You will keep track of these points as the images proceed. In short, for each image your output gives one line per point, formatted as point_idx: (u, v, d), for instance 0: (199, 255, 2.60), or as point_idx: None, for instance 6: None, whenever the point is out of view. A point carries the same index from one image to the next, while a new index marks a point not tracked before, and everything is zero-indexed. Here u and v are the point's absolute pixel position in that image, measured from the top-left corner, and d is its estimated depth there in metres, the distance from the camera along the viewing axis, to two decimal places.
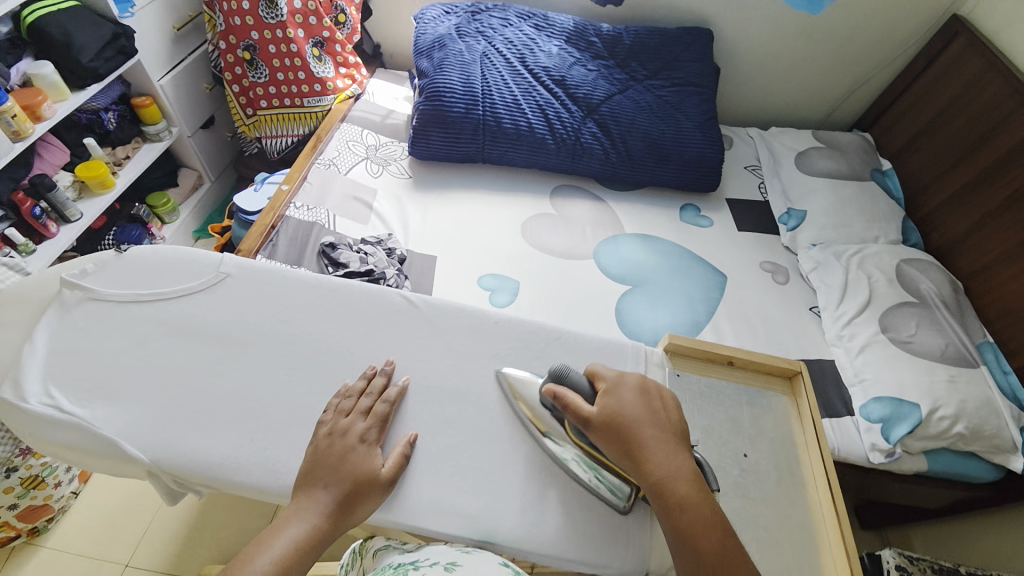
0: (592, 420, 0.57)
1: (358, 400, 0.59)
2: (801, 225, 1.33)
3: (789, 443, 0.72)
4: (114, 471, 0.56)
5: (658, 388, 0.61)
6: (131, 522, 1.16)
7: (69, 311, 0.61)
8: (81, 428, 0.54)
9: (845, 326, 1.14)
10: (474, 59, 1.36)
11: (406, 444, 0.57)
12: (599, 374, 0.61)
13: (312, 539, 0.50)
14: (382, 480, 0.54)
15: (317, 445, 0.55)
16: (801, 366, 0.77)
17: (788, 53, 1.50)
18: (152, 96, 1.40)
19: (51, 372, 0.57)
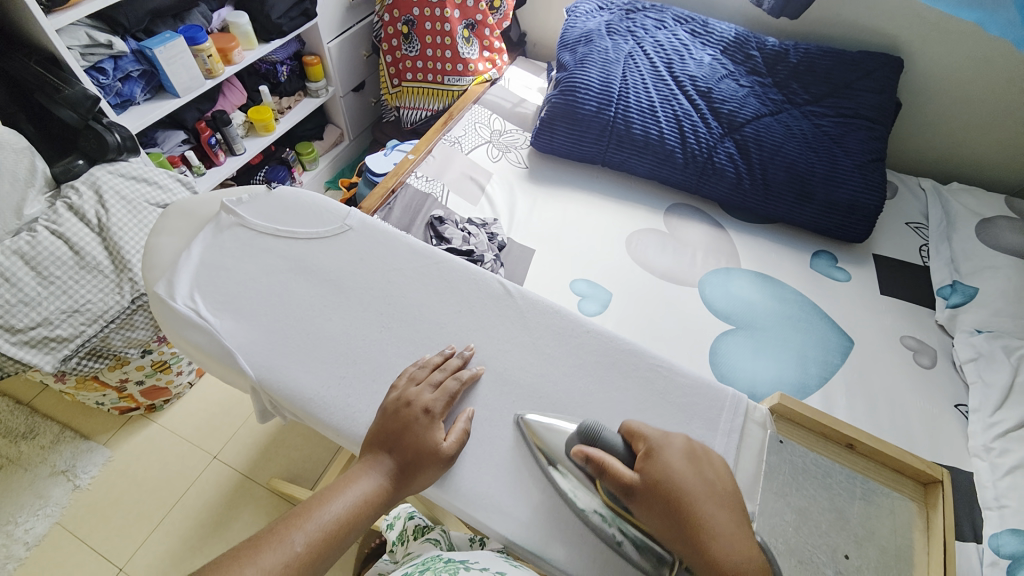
0: (634, 488, 0.49)
1: (432, 372, 0.60)
2: (966, 304, 1.11)
3: (904, 557, 0.65)
4: (225, 378, 0.63)
5: (708, 453, 0.54)
6: (227, 422, 1.33)
7: (220, 231, 0.69)
8: (211, 334, 0.61)
9: (998, 438, 0.93)
10: (617, 59, 1.31)
11: (467, 420, 0.57)
12: (636, 432, 0.54)
13: (378, 496, 0.52)
14: (444, 453, 0.54)
15: (386, 410, 0.56)
16: (945, 475, 0.67)
17: (999, 99, 1.24)
18: (320, 57, 1.56)
19: (198, 279, 0.65)
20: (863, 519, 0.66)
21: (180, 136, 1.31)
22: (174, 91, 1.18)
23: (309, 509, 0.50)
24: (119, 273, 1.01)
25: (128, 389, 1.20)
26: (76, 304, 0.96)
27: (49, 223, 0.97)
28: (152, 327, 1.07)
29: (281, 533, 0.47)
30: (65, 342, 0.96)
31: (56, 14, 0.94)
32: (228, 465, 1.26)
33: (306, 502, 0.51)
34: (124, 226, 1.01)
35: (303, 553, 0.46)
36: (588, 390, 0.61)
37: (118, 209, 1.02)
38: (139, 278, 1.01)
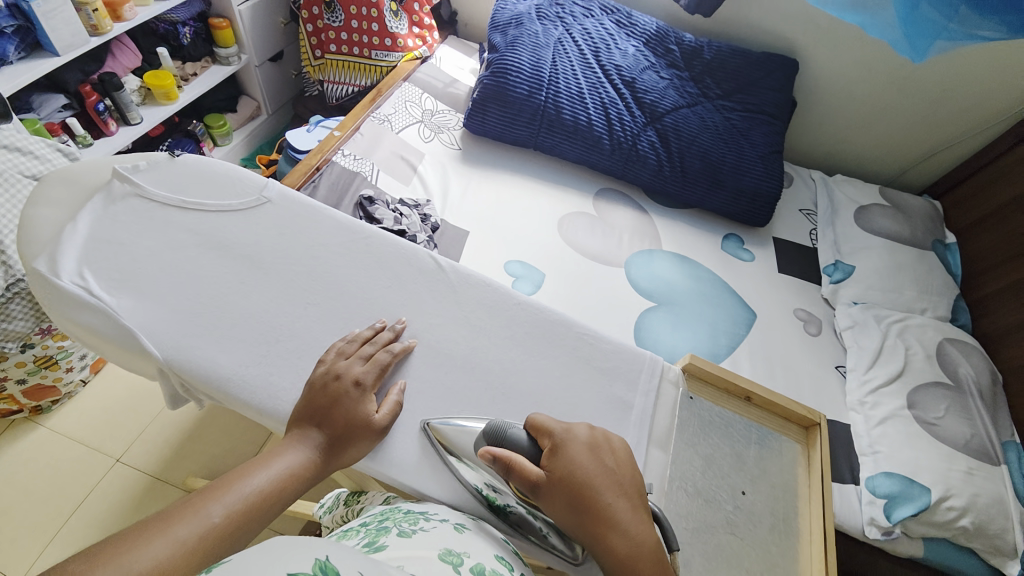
0: (540, 485, 0.50)
1: (363, 346, 0.59)
2: (846, 280, 1.28)
3: (790, 491, 0.70)
4: (126, 363, 0.57)
5: (610, 439, 0.54)
6: (131, 419, 1.20)
7: (113, 203, 0.62)
8: (107, 314, 0.55)
9: (870, 394, 1.09)
10: (547, 44, 1.33)
11: (400, 392, 0.57)
12: (542, 427, 0.53)
13: (305, 470, 0.51)
14: (376, 426, 0.54)
15: (313, 384, 0.54)
16: (821, 418, 0.73)
17: (872, 101, 1.42)
18: (229, 20, 1.43)
19: (86, 255, 0.58)
20: (757, 461, 0.70)
21: (59, 101, 1.14)
22: (53, 49, 1.04)
23: (229, 483, 0.48)
24: None
25: (6, 390, 1.07)
26: None
27: None
28: (33, 318, 0.97)
29: (196, 505, 0.45)
30: None
31: None
32: (133, 468, 1.14)
33: (226, 477, 0.49)
34: None
35: (221, 525, 0.44)
36: (520, 360, 0.63)
37: None
38: (12, 261, 0.89)
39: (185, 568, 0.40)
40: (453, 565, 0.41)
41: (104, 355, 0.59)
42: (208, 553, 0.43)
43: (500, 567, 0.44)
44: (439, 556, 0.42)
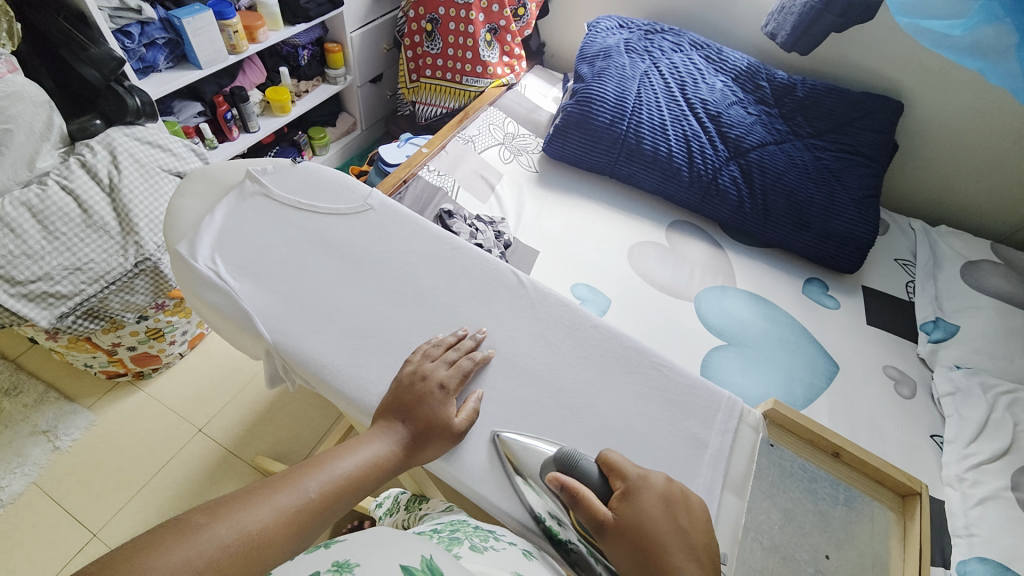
0: (607, 526, 0.49)
1: (446, 351, 0.61)
2: (948, 339, 1.15)
3: (879, 561, 0.71)
4: (241, 343, 0.64)
5: (687, 497, 0.53)
6: (215, 397, 1.32)
7: (245, 201, 0.69)
8: (230, 296, 0.61)
9: (969, 469, 0.96)
10: (634, 76, 1.34)
11: (477, 400, 0.59)
12: (615, 467, 0.53)
13: (390, 461, 0.53)
14: (455, 429, 0.56)
15: (401, 383, 0.58)
16: (924, 489, 0.70)
17: (989, 148, 1.30)
18: (341, 45, 1.59)
19: (221, 243, 0.65)
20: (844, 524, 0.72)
21: (196, 108, 1.30)
22: (197, 63, 1.18)
23: (321, 463, 0.51)
24: (125, 236, 1.01)
25: (118, 353, 1.19)
26: (79, 263, 0.96)
27: (60, 177, 0.96)
28: (152, 294, 1.09)
29: (296, 479, 0.48)
30: (63, 300, 0.96)
31: None
32: (214, 440, 1.25)
33: (318, 456, 0.52)
34: (134, 190, 1.01)
35: (316, 500, 0.47)
36: (588, 381, 0.63)
37: (131, 172, 1.02)
38: (145, 243, 1.02)
39: (285, 537, 0.43)
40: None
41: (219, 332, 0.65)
42: (304, 524, 0.45)
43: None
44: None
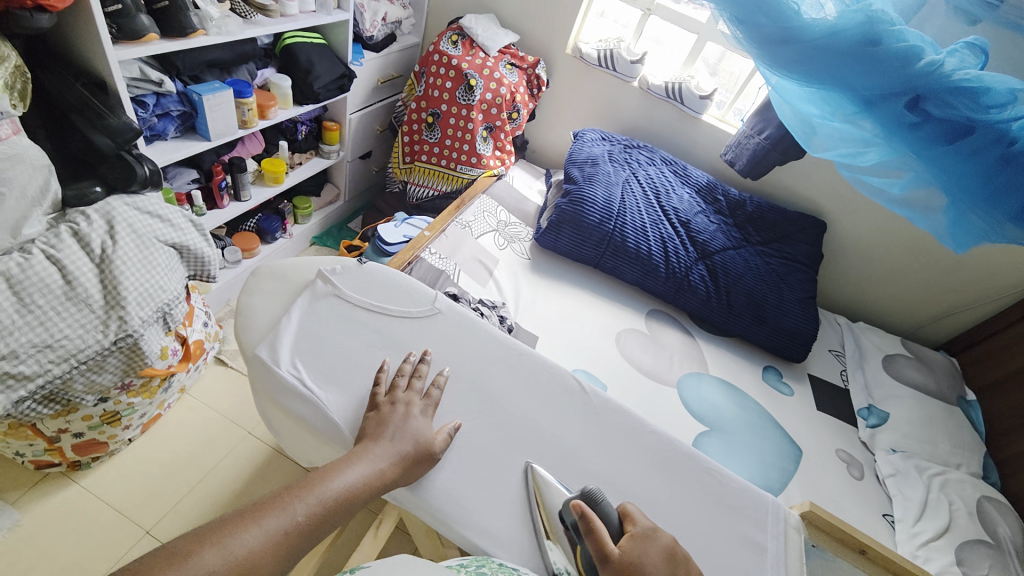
0: (610, 558, 0.56)
1: (413, 381, 0.73)
2: (882, 425, 1.34)
3: None
4: (317, 446, 0.71)
5: (688, 560, 0.60)
6: (168, 489, 1.18)
7: (317, 300, 0.80)
8: (316, 406, 0.70)
9: (920, 547, 1.09)
10: (618, 182, 1.53)
11: (453, 428, 0.71)
12: (632, 516, 0.62)
13: (376, 482, 0.60)
14: (433, 452, 0.67)
15: (382, 413, 0.67)
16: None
17: (891, 263, 1.61)
18: (339, 124, 1.64)
19: (298, 348, 0.75)
20: None
21: (191, 175, 1.29)
22: (206, 134, 1.20)
23: (310, 483, 0.56)
24: (108, 310, 0.92)
25: (61, 441, 1.07)
26: (51, 340, 0.86)
27: (47, 245, 0.88)
28: (121, 373, 1.01)
29: (286, 502, 0.53)
30: (23, 383, 0.85)
31: (121, 45, 0.96)
32: (162, 542, 1.10)
33: (309, 475, 0.58)
34: (128, 262, 0.94)
35: (302, 523, 0.53)
36: (630, 476, 0.73)
37: (126, 241, 0.95)
38: (130, 318, 0.94)
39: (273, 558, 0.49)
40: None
41: (285, 434, 0.75)
42: (294, 544, 0.51)
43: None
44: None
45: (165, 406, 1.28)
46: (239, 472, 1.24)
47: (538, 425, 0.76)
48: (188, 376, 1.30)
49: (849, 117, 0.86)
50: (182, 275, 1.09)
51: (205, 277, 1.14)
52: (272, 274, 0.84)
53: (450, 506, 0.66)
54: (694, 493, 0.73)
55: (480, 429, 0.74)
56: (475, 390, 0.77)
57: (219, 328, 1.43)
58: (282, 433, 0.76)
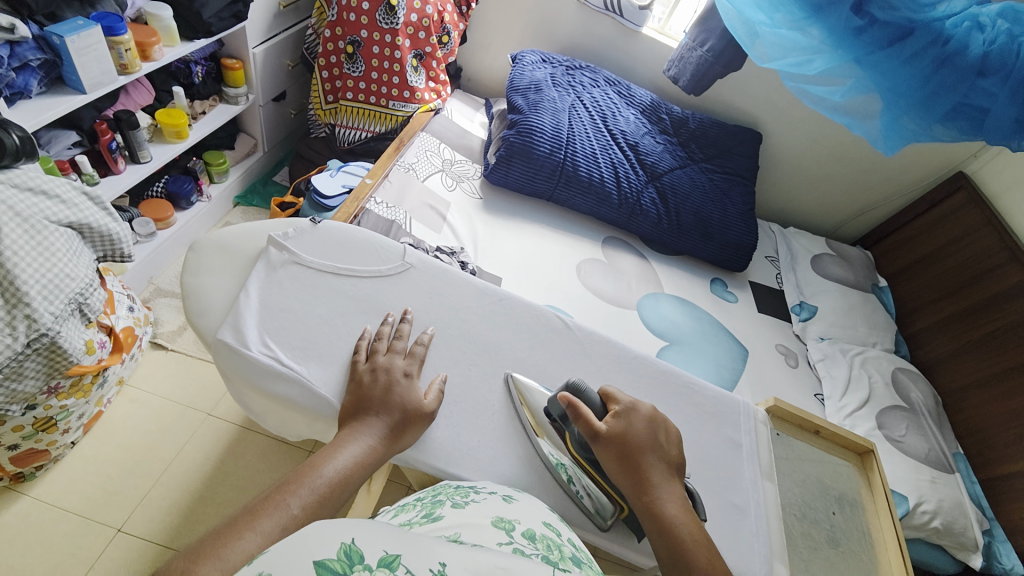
0: (600, 435, 0.63)
1: (391, 341, 0.70)
2: (812, 318, 1.48)
3: (859, 505, 0.83)
4: (308, 427, 0.68)
5: (664, 422, 0.67)
6: (131, 484, 1.11)
7: (276, 270, 0.74)
8: (300, 384, 0.66)
9: (847, 417, 1.26)
10: (564, 108, 1.48)
11: (441, 382, 0.70)
12: (614, 395, 0.68)
13: (369, 457, 0.58)
14: (426, 415, 0.65)
15: (362, 383, 0.65)
16: (873, 445, 0.87)
17: (819, 168, 1.71)
18: (242, 61, 1.43)
19: (264, 328, 0.70)
20: (837, 480, 0.84)
21: (71, 138, 1.14)
22: (81, 86, 1.03)
23: (302, 475, 0.54)
24: (11, 309, 0.80)
25: None
26: None
27: None
28: (45, 377, 0.90)
29: (276, 499, 0.50)
30: None
31: None
32: (139, 538, 1.05)
33: (301, 466, 0.55)
34: (21, 254, 0.80)
35: (299, 516, 0.50)
36: None
37: (12, 228, 0.80)
38: (39, 315, 0.81)
39: None
40: (506, 530, 0.46)
41: (269, 418, 0.71)
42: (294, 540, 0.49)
43: (548, 531, 0.48)
44: (491, 523, 0.47)
45: (105, 402, 1.17)
46: (208, 455, 1.18)
47: (526, 366, 0.77)
48: (124, 367, 1.19)
49: (797, 22, 0.95)
50: (90, 258, 0.94)
51: (119, 257, 0.99)
52: (216, 248, 0.77)
53: (452, 459, 0.66)
54: (675, 405, 0.79)
55: (468, 379, 0.73)
56: (459, 341, 0.76)
57: (147, 311, 1.30)
58: (265, 417, 0.71)
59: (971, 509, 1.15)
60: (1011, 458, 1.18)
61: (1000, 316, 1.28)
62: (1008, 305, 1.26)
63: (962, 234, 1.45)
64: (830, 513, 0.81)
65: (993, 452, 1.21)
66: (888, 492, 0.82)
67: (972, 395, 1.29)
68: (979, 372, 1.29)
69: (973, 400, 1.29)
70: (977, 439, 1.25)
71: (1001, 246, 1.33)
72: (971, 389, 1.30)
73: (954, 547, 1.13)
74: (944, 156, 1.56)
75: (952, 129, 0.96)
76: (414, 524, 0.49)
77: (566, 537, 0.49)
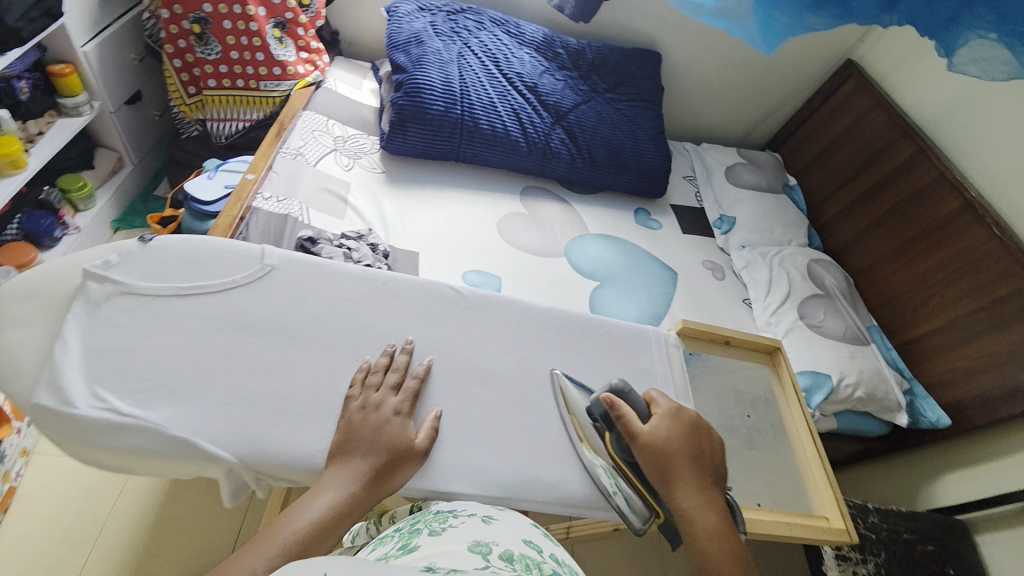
0: (640, 438, 0.66)
1: (386, 374, 0.69)
2: (732, 229, 1.52)
3: (773, 403, 0.88)
4: (190, 472, 0.63)
5: (709, 431, 0.70)
6: (71, 549, 1.04)
7: (99, 306, 0.66)
8: (148, 432, 0.60)
9: (773, 314, 1.33)
10: (451, 59, 1.38)
11: (434, 418, 0.67)
12: (656, 400, 0.71)
13: (348, 501, 0.59)
14: (417, 449, 0.64)
15: (352, 418, 0.64)
16: (778, 343, 0.93)
17: (720, 79, 1.71)
18: (73, 64, 1.24)
19: (117, 372, 0.63)
20: (749, 385, 0.89)
21: None
22: None
23: (275, 529, 0.55)
24: None
25: None
26: None
27: None
28: None
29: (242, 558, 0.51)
30: None
31: None
32: None
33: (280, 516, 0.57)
34: None
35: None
36: (529, 358, 0.77)
37: None
38: None
39: None
40: (482, 554, 0.45)
41: (138, 472, 0.63)
42: None
43: (527, 549, 0.47)
44: (468, 549, 0.46)
45: (14, 476, 1.07)
46: (148, 501, 1.11)
47: (431, 344, 0.74)
48: (24, 437, 1.09)
49: None
50: None
51: None
52: (32, 293, 0.67)
53: None
54: (592, 347, 0.81)
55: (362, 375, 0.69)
56: (350, 338, 0.72)
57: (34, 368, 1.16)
58: (130, 475, 0.64)
59: (890, 374, 1.25)
60: (921, 321, 1.28)
61: (898, 192, 1.36)
62: (903, 180, 1.35)
63: (856, 121, 1.51)
64: (744, 417, 0.86)
65: (905, 319, 1.32)
66: (797, 387, 0.88)
67: (878, 271, 1.39)
68: (885, 248, 1.38)
69: (880, 275, 1.39)
70: (887, 310, 1.36)
71: (892, 125, 1.40)
72: (878, 265, 1.40)
73: (880, 412, 1.24)
74: (831, 47, 1.60)
75: (824, 17, 0.93)
76: (391, 558, 0.47)
77: (545, 553, 0.48)
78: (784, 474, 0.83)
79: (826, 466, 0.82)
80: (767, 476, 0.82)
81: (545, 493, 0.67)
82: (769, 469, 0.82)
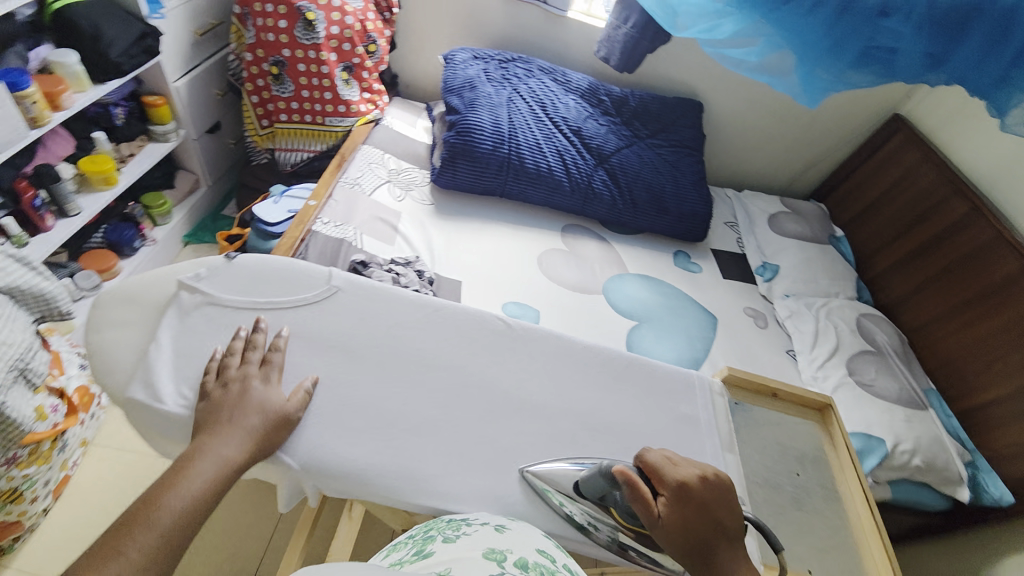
0: (660, 521, 0.58)
1: (241, 355, 0.69)
2: (775, 277, 1.50)
3: (823, 462, 0.85)
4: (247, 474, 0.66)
5: (724, 489, 0.61)
6: None
7: (190, 314, 0.72)
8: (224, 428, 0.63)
9: (819, 368, 1.28)
10: (501, 103, 1.47)
11: (307, 384, 0.69)
12: (661, 464, 0.62)
13: (223, 473, 0.58)
14: (287, 417, 0.65)
15: (217, 397, 0.64)
16: (831, 400, 0.89)
17: (763, 130, 1.73)
18: (164, 97, 1.38)
19: (187, 376, 0.67)
20: (796, 441, 0.86)
21: None
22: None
23: (151, 505, 0.54)
24: None
25: None
26: None
27: None
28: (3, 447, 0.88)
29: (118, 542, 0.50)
30: None
31: None
32: None
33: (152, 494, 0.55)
34: None
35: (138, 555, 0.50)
36: (568, 394, 0.78)
37: None
38: None
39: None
40: (497, 561, 0.48)
41: None
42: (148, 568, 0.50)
43: (541, 559, 0.50)
44: (483, 555, 0.49)
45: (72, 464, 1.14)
46: None
47: (473, 372, 0.76)
48: (86, 427, 1.16)
49: None
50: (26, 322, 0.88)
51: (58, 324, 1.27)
52: (122, 299, 0.74)
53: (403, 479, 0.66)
54: (632, 388, 0.81)
55: (407, 397, 0.72)
56: (397, 360, 0.75)
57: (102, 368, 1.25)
58: None
59: (951, 443, 1.17)
60: (983, 387, 1.20)
61: (953, 249, 1.31)
62: (957, 237, 1.31)
63: (906, 175, 1.49)
64: (794, 475, 0.82)
65: (964, 383, 1.24)
66: (851, 446, 0.84)
67: (934, 330, 1.33)
68: (941, 307, 1.32)
69: (936, 334, 1.32)
70: (945, 372, 1.29)
71: (943, 181, 1.37)
72: (933, 324, 1.34)
73: (940, 483, 1.15)
74: (879, 102, 1.59)
75: (867, 74, 0.97)
76: (405, 563, 0.51)
77: (559, 563, 0.52)
78: (835, 541, 0.78)
79: (883, 536, 0.77)
80: (815, 540, 0.78)
81: (582, 533, 0.66)
82: (817, 533, 0.78)
